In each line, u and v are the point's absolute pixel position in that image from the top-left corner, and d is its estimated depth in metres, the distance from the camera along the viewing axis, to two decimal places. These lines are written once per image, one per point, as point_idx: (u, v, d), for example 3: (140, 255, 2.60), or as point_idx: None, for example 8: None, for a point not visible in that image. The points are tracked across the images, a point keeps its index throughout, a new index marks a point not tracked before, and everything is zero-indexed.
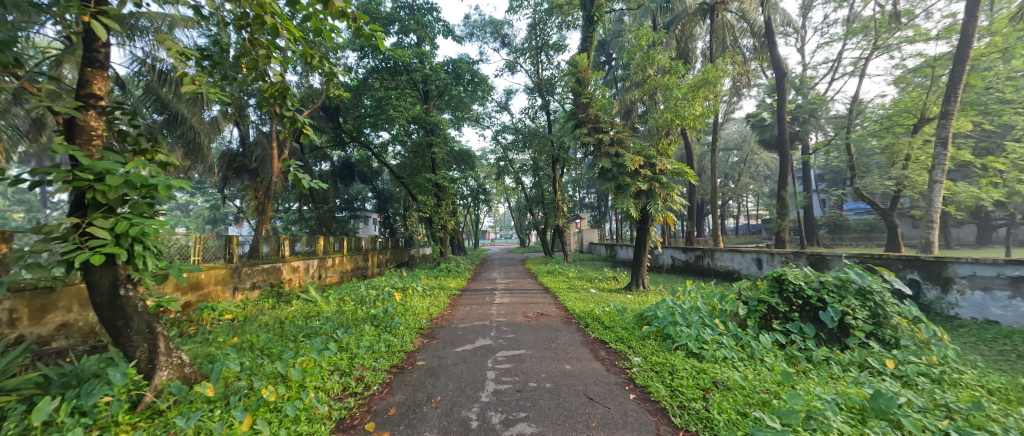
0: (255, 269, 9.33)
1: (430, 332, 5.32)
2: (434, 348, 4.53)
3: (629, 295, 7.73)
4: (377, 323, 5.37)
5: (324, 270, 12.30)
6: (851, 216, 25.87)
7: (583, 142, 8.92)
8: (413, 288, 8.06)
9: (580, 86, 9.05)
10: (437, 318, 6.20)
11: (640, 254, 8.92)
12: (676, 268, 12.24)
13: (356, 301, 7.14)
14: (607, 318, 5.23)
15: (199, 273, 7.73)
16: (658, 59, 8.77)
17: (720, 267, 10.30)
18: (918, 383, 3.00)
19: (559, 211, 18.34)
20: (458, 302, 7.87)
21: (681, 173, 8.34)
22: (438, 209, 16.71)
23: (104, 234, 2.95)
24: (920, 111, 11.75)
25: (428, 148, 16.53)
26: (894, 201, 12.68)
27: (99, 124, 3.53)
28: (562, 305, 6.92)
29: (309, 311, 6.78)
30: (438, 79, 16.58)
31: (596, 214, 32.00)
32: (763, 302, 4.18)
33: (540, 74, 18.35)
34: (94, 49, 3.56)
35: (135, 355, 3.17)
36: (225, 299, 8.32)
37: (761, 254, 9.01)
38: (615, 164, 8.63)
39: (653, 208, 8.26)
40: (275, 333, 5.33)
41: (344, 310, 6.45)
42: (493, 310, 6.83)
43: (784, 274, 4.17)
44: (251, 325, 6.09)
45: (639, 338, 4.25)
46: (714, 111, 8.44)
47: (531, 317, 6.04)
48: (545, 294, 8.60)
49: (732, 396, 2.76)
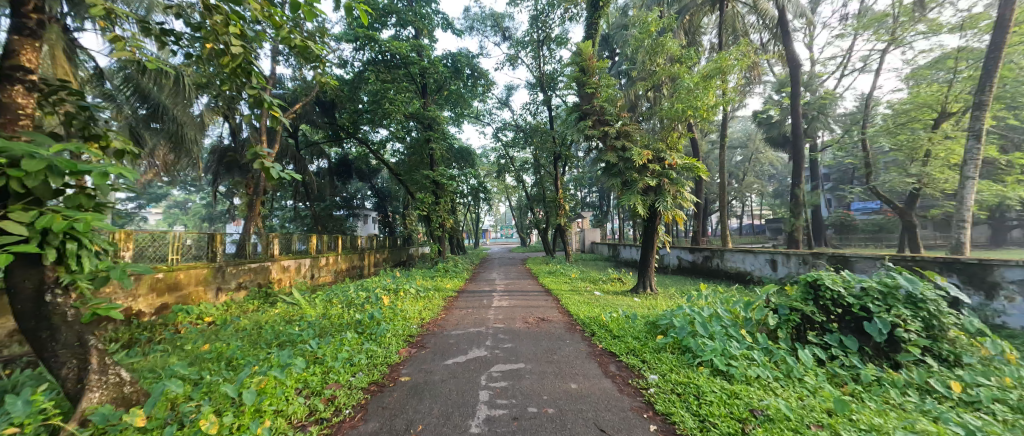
0: (240, 269, 8.80)
1: (420, 340, 4.82)
2: (422, 360, 4.03)
3: (636, 299, 7.22)
4: (362, 330, 4.88)
5: (316, 269, 11.81)
6: (859, 215, 25.32)
7: (587, 135, 8.40)
8: (405, 290, 7.56)
9: (585, 76, 8.52)
10: (429, 324, 5.69)
11: (647, 255, 8.39)
12: (682, 269, 11.73)
13: (345, 304, 6.65)
14: (616, 325, 4.71)
15: (178, 273, 7.22)
16: (667, 47, 8.26)
17: (730, 269, 9.81)
18: (998, 414, 2.48)
19: (561, 210, 17.81)
20: (454, 305, 7.36)
21: (692, 168, 7.80)
22: (437, 207, 16.20)
23: (18, 229, 2.30)
24: (941, 107, 11.21)
25: (427, 144, 16.01)
26: (912, 200, 12.13)
27: (29, 103, 2.89)
28: (565, 309, 6.41)
29: (293, 315, 6.30)
30: (437, 73, 16.07)
31: (598, 213, 31.44)
32: (795, 310, 3.67)
33: (542, 68, 17.85)
34: (24, 14, 2.95)
35: (61, 374, 2.65)
36: (207, 301, 7.80)
37: (775, 254, 8.51)
38: (621, 158, 8.11)
39: (662, 206, 7.75)
40: (250, 341, 4.84)
41: (330, 314, 5.98)
42: (490, 314, 6.30)
43: (821, 279, 3.65)
44: (226, 331, 5.59)
45: (654, 351, 3.75)
46: (729, 101, 7.92)
47: (531, 324, 5.51)
48: (546, 296, 8.10)
49: (778, 432, 2.26)
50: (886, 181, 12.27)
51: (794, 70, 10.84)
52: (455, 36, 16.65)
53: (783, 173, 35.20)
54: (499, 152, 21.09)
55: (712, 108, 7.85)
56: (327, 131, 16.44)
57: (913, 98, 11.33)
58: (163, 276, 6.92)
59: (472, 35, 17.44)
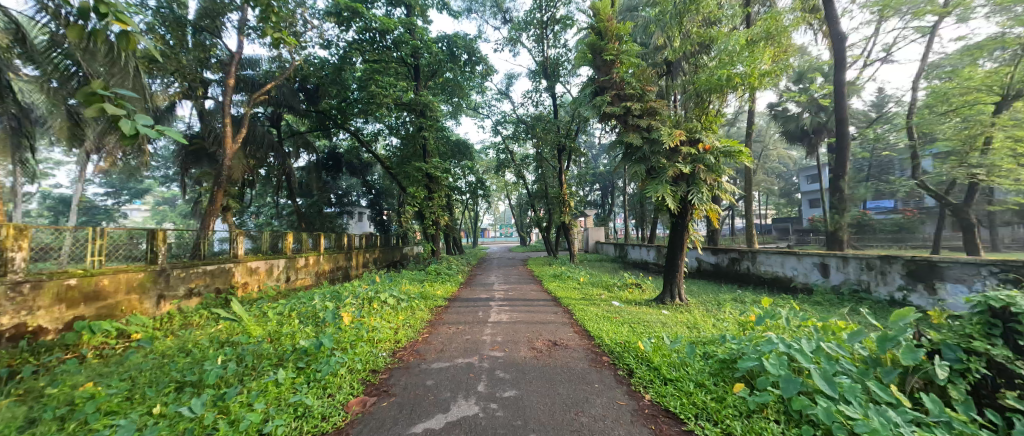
0: (191, 272, 7.33)
1: (386, 379, 3.46)
2: (385, 423, 2.68)
3: (667, 313, 5.87)
4: (304, 364, 3.50)
5: (293, 271, 10.40)
6: (876, 214, 23.97)
7: (604, 112, 6.98)
8: (382, 299, 6.10)
9: (603, 41, 7.03)
10: (404, 351, 4.26)
11: (675, 257, 6.98)
12: (704, 273, 10.37)
13: (303, 320, 5.21)
14: (664, 361, 3.32)
15: (100, 278, 5.79)
16: (704, 5, 6.81)
17: (763, 273, 8.46)
18: None
19: (565, 206, 16.52)
20: (443, 318, 6.00)
21: (733, 152, 6.35)
22: (430, 203, 14.69)
23: None
24: (1005, 89, 9.74)
25: (418, 134, 14.50)
26: (969, 196, 10.71)
27: None
28: (583, 327, 5.03)
29: (232, 333, 4.87)
30: (432, 55, 14.44)
31: (602, 213, 30.08)
32: (972, 354, 2.46)
33: (545, 53, 16.43)
34: None
35: None
36: (144, 311, 6.40)
37: (827, 257, 7.11)
38: (645, 140, 6.72)
39: (696, 198, 6.33)
40: (146, 380, 3.46)
41: (277, 336, 4.56)
42: (487, 334, 4.90)
43: (1019, 305, 2.45)
44: (128, 360, 4.17)
45: (744, 418, 2.41)
46: (781, 70, 6.47)
47: (540, 351, 4.09)
48: (556, 307, 6.70)
49: None
50: (934, 174, 10.87)
51: (840, 45, 9.37)
52: (450, 17, 15.21)
53: (792, 171, 33.89)
54: (498, 146, 19.72)
55: (765, 75, 6.35)
56: (311, 120, 14.99)
57: (969, 81, 9.88)
58: (76, 283, 5.51)
59: (470, 16, 16.01)
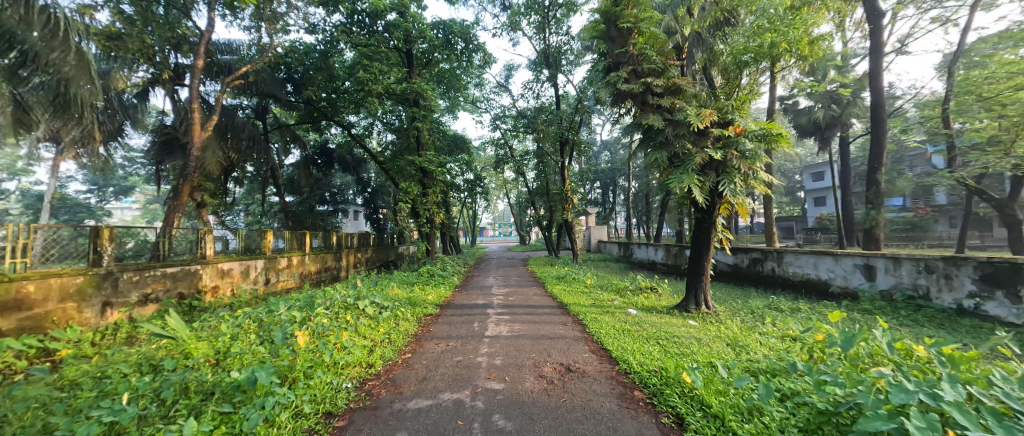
0: (147, 275, 6.36)
1: (346, 428, 2.54)
2: None
3: (696, 324, 4.96)
4: (234, 406, 2.59)
5: (273, 273, 9.45)
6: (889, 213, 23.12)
7: (620, 90, 6.07)
8: (360, 308, 5.12)
9: (617, 8, 6.14)
10: (377, 380, 3.34)
11: (699, 257, 6.06)
12: (723, 274, 9.49)
13: (261, 335, 4.26)
14: (728, 407, 2.42)
15: (24, 284, 4.87)
16: None
17: (793, 276, 7.57)
18: None
19: (568, 204, 15.69)
20: (432, 331, 5.07)
21: (771, 136, 5.40)
22: (424, 200, 13.70)
23: None
24: None
25: (411, 125, 13.50)
26: (1015, 191, 9.79)
27: None
28: (600, 345, 4.10)
29: (168, 353, 3.93)
30: (426, 40, 13.44)
31: (604, 211, 29.15)
32: None
33: (547, 40, 15.45)
34: None
35: None
36: (83, 321, 5.43)
37: (872, 258, 6.21)
38: (667, 122, 5.80)
39: (728, 189, 5.40)
40: (20, 428, 2.57)
41: (222, 357, 3.63)
42: (484, 353, 3.97)
43: None
44: (21, 389, 3.26)
45: None
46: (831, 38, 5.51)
47: (550, 382, 3.16)
48: (564, 317, 5.78)
49: None
50: (972, 167, 9.94)
51: (877, 24, 8.44)
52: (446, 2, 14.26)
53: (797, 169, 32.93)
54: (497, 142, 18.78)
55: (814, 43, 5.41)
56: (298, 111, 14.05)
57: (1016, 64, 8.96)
58: None
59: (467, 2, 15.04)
